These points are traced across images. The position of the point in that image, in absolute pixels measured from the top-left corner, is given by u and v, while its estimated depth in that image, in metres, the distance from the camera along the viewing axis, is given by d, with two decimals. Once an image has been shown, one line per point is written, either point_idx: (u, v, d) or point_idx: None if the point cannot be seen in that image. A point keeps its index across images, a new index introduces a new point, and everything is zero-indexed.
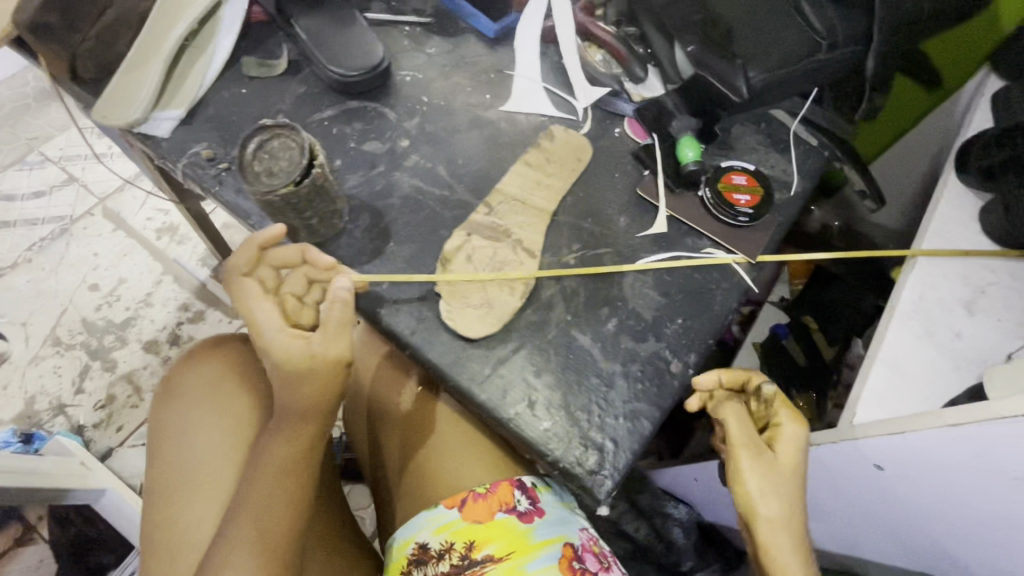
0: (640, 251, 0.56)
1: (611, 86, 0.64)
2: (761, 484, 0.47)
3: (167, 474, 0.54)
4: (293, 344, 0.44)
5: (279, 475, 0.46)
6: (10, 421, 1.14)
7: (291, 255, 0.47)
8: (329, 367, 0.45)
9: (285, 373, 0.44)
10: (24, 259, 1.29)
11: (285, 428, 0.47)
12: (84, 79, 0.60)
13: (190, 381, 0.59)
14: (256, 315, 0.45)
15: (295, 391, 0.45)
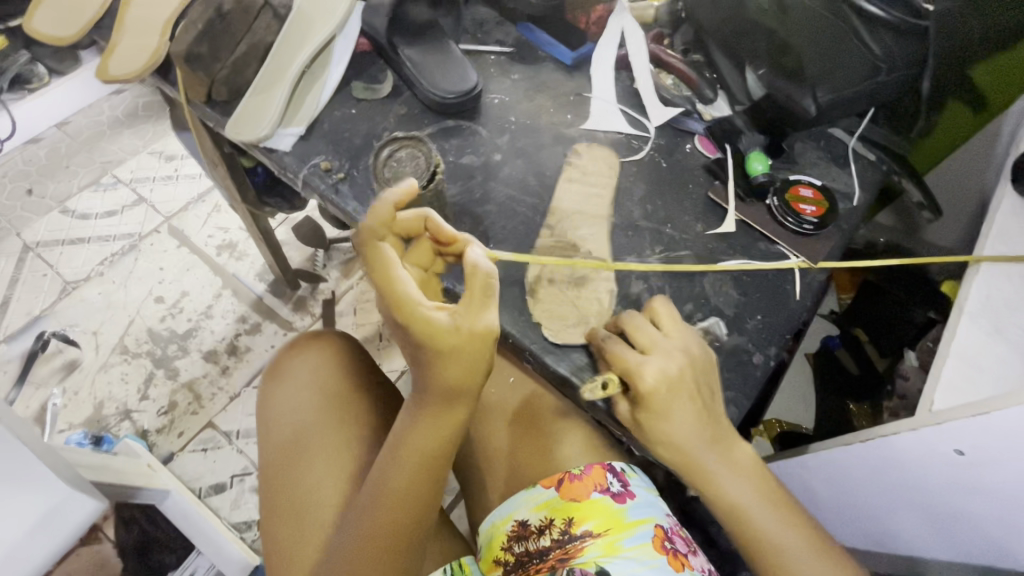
0: (717, 253, 0.61)
1: (683, 106, 0.70)
2: (671, 441, 0.48)
3: (286, 441, 0.62)
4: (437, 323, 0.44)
5: (412, 470, 0.47)
6: (79, 425, 1.19)
7: (413, 222, 0.49)
8: (472, 348, 0.44)
9: (428, 350, 0.44)
10: (96, 273, 1.37)
11: (422, 418, 0.47)
12: (213, 101, 0.68)
13: (295, 365, 0.68)
14: (393, 281, 0.44)
15: (438, 369, 0.45)
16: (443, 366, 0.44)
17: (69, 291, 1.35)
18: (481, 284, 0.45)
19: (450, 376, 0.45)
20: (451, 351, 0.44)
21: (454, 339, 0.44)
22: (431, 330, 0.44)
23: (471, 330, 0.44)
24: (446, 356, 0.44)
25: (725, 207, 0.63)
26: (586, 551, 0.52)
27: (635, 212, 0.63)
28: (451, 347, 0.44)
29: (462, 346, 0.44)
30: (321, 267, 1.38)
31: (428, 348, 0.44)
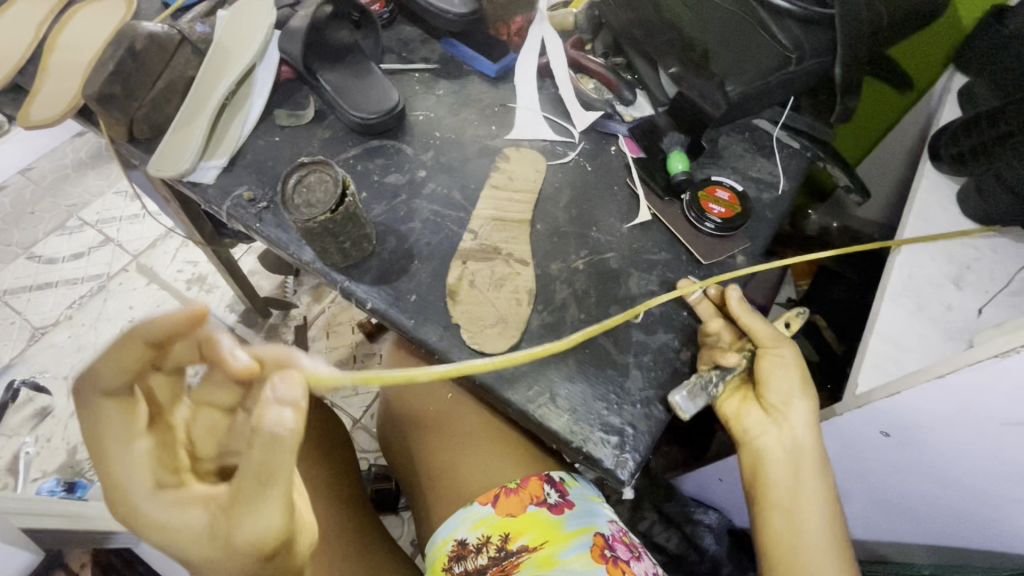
0: (643, 253, 0.61)
1: (603, 109, 0.70)
2: (790, 386, 0.51)
3: None
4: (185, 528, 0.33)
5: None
6: (52, 473, 1.17)
7: (185, 351, 0.39)
8: (238, 556, 0.33)
9: (195, 561, 0.34)
10: (66, 317, 1.35)
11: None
12: (136, 140, 0.68)
13: None
14: (122, 464, 0.34)
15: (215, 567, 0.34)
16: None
17: (39, 337, 1.33)
18: (257, 466, 0.32)
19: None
20: (218, 565, 0.34)
21: (216, 552, 0.33)
22: (181, 536, 0.33)
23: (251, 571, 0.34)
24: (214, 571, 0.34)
25: (639, 202, 0.64)
26: (522, 566, 0.51)
27: (561, 218, 0.63)
28: (214, 563, 0.34)
29: (227, 564, 0.34)
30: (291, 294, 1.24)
31: (190, 562, 0.34)
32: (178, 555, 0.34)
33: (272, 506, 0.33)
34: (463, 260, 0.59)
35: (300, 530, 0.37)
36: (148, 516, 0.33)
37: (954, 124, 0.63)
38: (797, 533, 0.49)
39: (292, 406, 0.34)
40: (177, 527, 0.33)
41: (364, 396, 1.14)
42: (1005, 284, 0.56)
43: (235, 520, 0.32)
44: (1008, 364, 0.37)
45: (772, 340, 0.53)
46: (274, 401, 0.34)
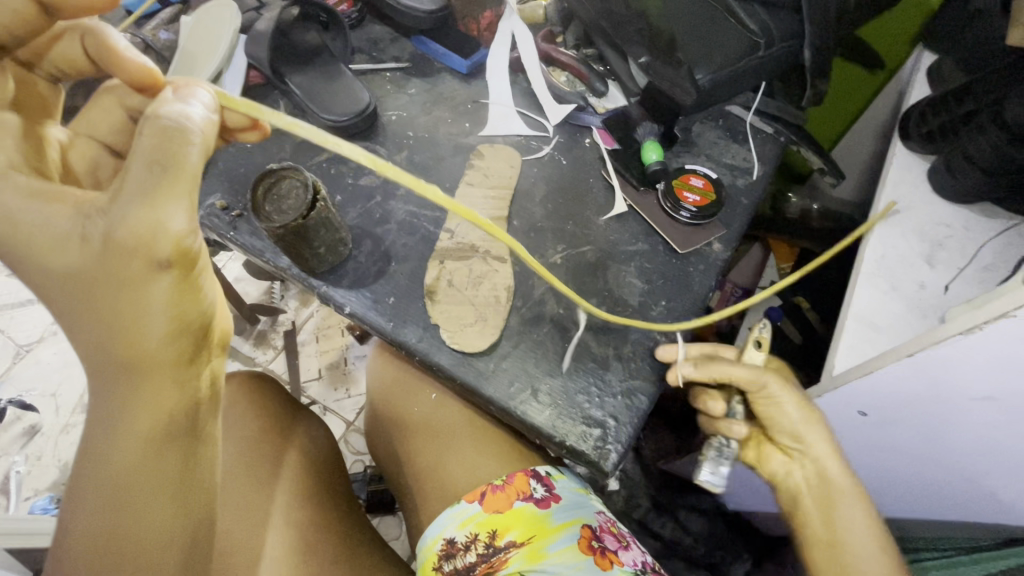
0: (621, 245, 0.61)
1: (576, 102, 0.70)
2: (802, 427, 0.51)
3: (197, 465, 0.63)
4: (60, 232, 0.35)
5: (111, 478, 0.37)
6: (45, 490, 1.16)
7: (77, 53, 0.45)
8: (127, 254, 0.35)
9: (92, 278, 0.35)
10: (50, 333, 1.33)
11: (107, 407, 0.37)
12: None
13: None
14: None
15: (123, 309, 0.36)
16: (103, 330, 0.36)
17: (23, 355, 1.30)
18: (151, 146, 0.35)
19: (126, 350, 0.36)
20: (109, 299, 0.36)
21: (105, 272, 0.35)
22: (62, 245, 0.35)
23: (145, 291, 0.36)
24: (109, 312, 0.36)
25: (615, 194, 0.64)
26: (510, 562, 0.52)
27: (537, 213, 0.63)
28: (100, 276, 0.35)
29: (114, 281, 0.35)
30: (279, 300, 1.21)
31: (82, 292, 0.36)
32: (67, 288, 0.36)
33: (171, 188, 0.35)
34: (440, 260, 0.59)
35: (204, 286, 0.39)
36: (21, 247, 0.35)
37: (923, 102, 0.64)
38: (838, 555, 0.49)
39: (198, 106, 0.38)
40: (61, 243, 0.35)
41: (356, 399, 1.14)
42: (976, 260, 0.56)
43: (118, 207, 0.35)
44: (972, 341, 0.37)
45: (756, 385, 0.52)
46: (176, 99, 0.38)
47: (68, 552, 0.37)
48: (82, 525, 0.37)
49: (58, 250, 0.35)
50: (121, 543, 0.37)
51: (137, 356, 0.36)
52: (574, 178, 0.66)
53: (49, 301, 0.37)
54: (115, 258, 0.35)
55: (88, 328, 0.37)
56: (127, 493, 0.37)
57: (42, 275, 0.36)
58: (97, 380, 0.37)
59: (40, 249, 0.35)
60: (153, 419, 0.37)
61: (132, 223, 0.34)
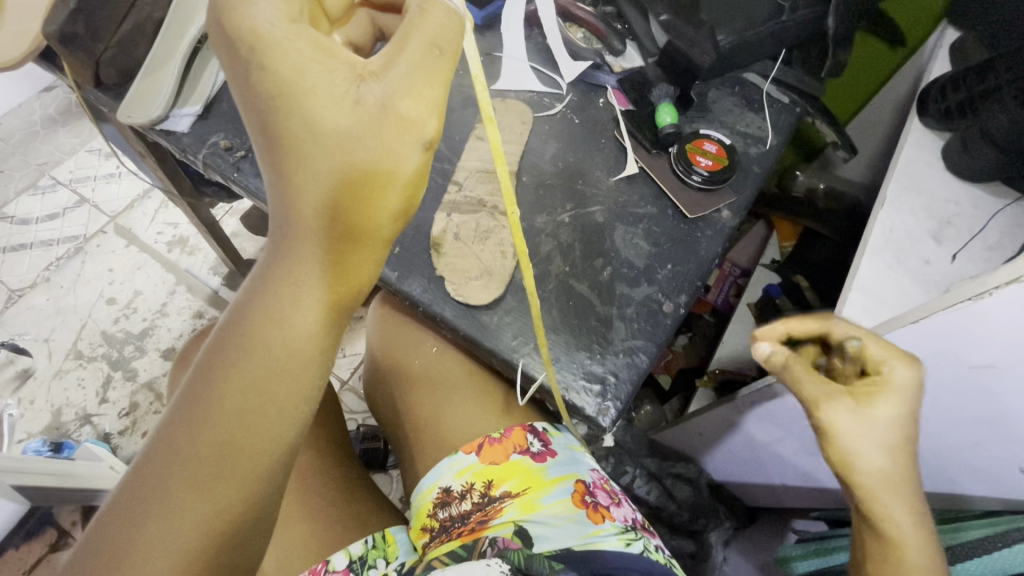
0: (630, 206, 0.61)
1: (592, 60, 0.68)
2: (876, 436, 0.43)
3: None
4: (324, 80, 0.35)
5: (277, 349, 0.38)
6: (38, 433, 1.16)
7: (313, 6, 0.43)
8: (390, 126, 0.35)
9: (345, 136, 0.35)
10: (43, 279, 1.31)
11: (310, 268, 0.38)
12: (105, 84, 0.65)
13: None
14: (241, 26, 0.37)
15: (362, 175, 0.36)
16: (345, 192, 0.36)
17: (16, 299, 1.29)
18: (429, 46, 0.35)
19: (352, 223, 0.37)
20: (358, 165, 0.36)
21: (367, 137, 0.35)
22: (331, 101, 0.35)
23: (393, 165, 0.36)
24: (351, 178, 0.36)
25: (627, 156, 0.64)
26: (504, 511, 0.53)
27: (547, 170, 0.62)
28: (360, 138, 0.35)
29: (374, 147, 0.35)
30: None
31: (332, 153, 0.35)
32: (316, 140, 0.35)
33: (430, 82, 0.36)
34: (447, 213, 0.58)
35: None
36: (278, 83, 0.34)
37: (943, 77, 0.63)
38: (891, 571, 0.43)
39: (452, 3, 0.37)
40: (330, 98, 0.35)
41: (352, 358, 1.15)
42: (983, 238, 0.56)
43: (394, 78, 0.35)
44: (981, 307, 0.37)
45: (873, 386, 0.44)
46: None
47: (203, 402, 0.37)
48: (235, 382, 0.37)
49: (317, 94, 0.35)
50: (256, 411, 0.37)
51: (361, 231, 0.37)
52: (585, 138, 0.65)
53: (282, 148, 0.36)
54: (377, 126, 0.35)
55: (321, 186, 0.36)
56: (289, 365, 0.38)
57: (292, 123, 0.35)
58: (308, 247, 0.38)
59: (300, 92, 0.34)
60: (338, 298, 0.39)
61: (406, 98, 0.35)
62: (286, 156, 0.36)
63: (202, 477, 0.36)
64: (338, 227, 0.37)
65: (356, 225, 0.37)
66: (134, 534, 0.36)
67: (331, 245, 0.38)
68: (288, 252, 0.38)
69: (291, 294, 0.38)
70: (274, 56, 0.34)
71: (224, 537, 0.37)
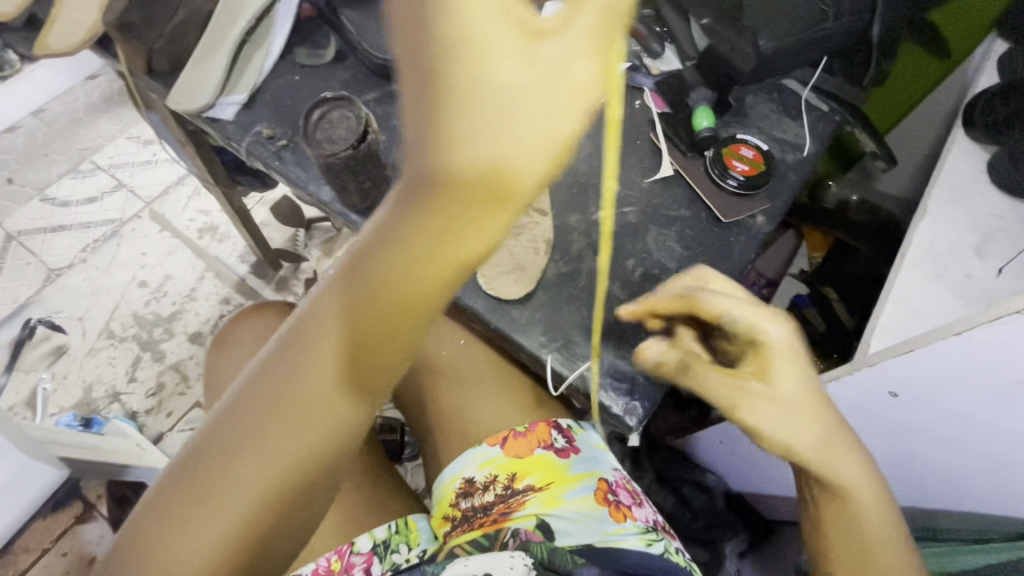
0: (662, 208, 0.61)
1: (630, 61, 0.68)
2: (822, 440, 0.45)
3: None
4: (491, 15, 0.26)
5: (353, 351, 0.36)
6: (70, 409, 1.21)
7: None
8: (558, 89, 0.27)
9: (503, 90, 0.27)
10: (80, 260, 1.36)
11: (426, 237, 0.31)
12: (156, 72, 0.67)
13: (241, 334, 0.72)
14: None
15: (513, 138, 0.28)
16: (488, 152, 0.28)
17: (54, 278, 1.34)
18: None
19: (464, 215, 0.29)
20: (510, 125, 0.27)
21: (531, 97, 0.27)
22: (499, 46, 0.26)
23: (547, 134, 0.28)
24: (498, 143, 0.28)
25: (662, 158, 0.64)
26: (527, 504, 0.53)
27: (582, 169, 0.63)
28: (521, 95, 0.27)
29: (532, 108, 0.27)
30: (302, 248, 1.37)
31: (487, 107, 0.27)
32: (461, 94, 0.27)
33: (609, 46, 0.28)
34: None
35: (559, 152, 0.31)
36: (430, 19, 0.26)
37: (990, 88, 0.61)
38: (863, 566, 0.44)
39: None
40: (493, 39, 0.26)
41: None
42: None
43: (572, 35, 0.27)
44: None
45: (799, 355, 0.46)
46: None
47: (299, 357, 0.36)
48: (331, 345, 0.36)
49: (478, 35, 0.26)
50: (343, 378, 0.36)
51: (494, 200, 0.29)
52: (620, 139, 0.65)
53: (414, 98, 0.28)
54: (548, 91, 0.27)
55: (462, 139, 0.27)
56: (382, 341, 0.35)
57: (453, 60, 0.26)
58: (407, 228, 0.31)
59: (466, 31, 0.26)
60: (426, 305, 0.33)
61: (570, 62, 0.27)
62: (410, 113, 0.28)
63: (248, 466, 0.36)
64: (454, 208, 0.29)
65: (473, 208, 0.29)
66: (184, 508, 0.36)
67: (457, 211, 0.29)
68: (409, 211, 0.31)
69: (402, 263, 0.32)
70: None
71: (268, 528, 0.38)
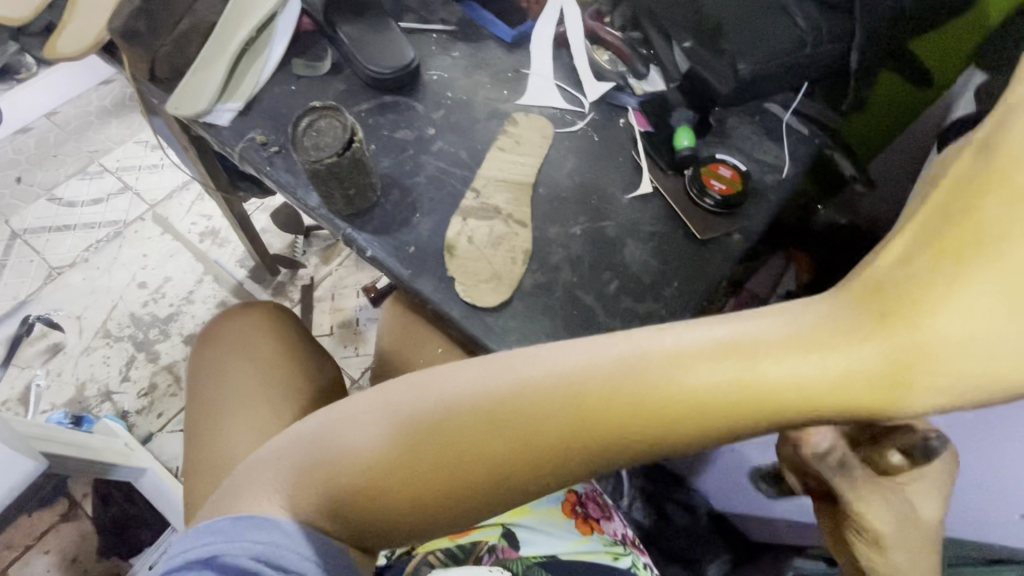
0: (641, 224, 0.62)
1: (615, 81, 0.71)
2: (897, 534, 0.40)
3: (207, 399, 0.68)
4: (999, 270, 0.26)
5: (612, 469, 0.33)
6: (61, 406, 1.22)
7: None
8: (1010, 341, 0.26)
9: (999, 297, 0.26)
10: (81, 259, 1.38)
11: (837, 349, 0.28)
12: (158, 78, 0.69)
13: (224, 330, 0.73)
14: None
15: (953, 338, 0.26)
16: (938, 338, 0.26)
17: (55, 277, 1.36)
18: None
19: (888, 362, 0.27)
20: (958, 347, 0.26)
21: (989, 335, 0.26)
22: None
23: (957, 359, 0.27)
24: (943, 350, 0.26)
25: (642, 174, 0.65)
26: (493, 512, 0.54)
27: (564, 183, 0.64)
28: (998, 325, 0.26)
29: (979, 341, 0.26)
30: (301, 255, 1.39)
31: (972, 304, 0.26)
32: (967, 256, 0.26)
33: None
34: (463, 218, 0.61)
35: None
36: (976, 191, 0.27)
37: None
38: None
39: None
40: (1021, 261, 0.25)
41: (363, 357, 1.28)
42: None
43: None
44: None
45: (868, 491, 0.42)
46: None
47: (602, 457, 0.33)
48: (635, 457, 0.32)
49: (969, 256, 0.26)
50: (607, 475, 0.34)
51: (902, 375, 0.27)
52: (603, 155, 0.67)
53: (938, 222, 0.27)
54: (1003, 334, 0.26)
55: (935, 316, 0.26)
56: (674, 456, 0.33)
57: (977, 249, 0.26)
58: (822, 325, 0.28)
59: (981, 244, 0.26)
60: (730, 431, 0.30)
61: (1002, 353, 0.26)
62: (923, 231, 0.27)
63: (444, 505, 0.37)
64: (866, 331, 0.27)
65: (824, 347, 0.28)
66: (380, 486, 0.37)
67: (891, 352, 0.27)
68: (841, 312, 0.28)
69: (794, 366, 0.28)
70: (1011, 154, 0.27)
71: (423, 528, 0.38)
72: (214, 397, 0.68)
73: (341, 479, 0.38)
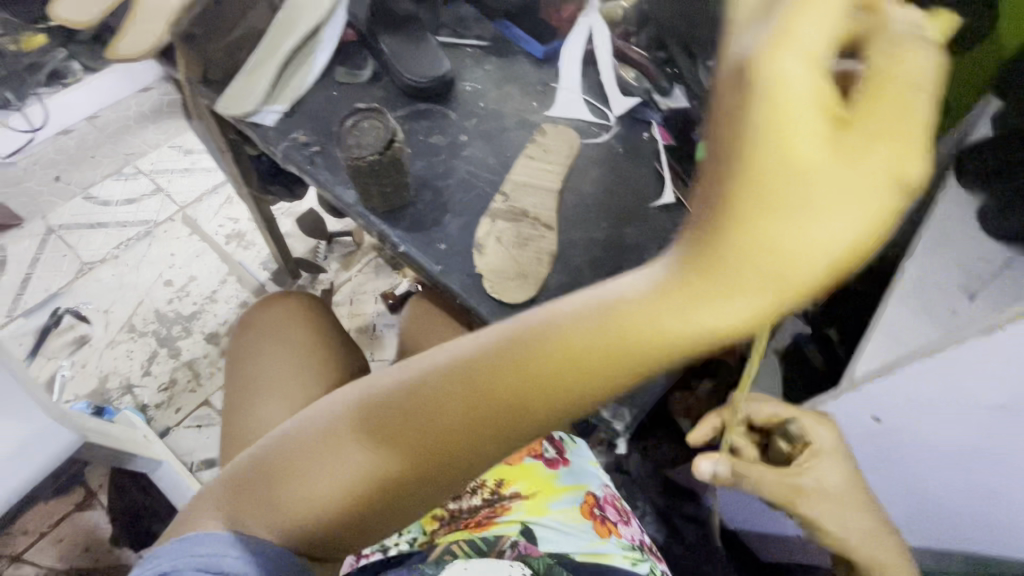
0: (663, 232, 0.64)
1: (640, 98, 0.73)
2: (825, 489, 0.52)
3: (242, 379, 0.71)
4: (809, 104, 0.21)
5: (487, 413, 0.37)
6: (84, 396, 1.25)
7: None
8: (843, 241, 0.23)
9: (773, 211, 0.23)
10: (112, 256, 1.43)
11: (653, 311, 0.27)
12: (210, 80, 0.74)
13: (261, 315, 0.76)
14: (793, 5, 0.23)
15: (764, 268, 0.24)
16: (770, 275, 0.24)
17: (85, 271, 1.41)
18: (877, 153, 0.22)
19: (706, 311, 0.26)
20: (796, 268, 0.23)
21: (815, 239, 0.23)
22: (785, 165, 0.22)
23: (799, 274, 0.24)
24: (771, 278, 0.24)
25: (665, 184, 0.68)
26: (512, 509, 0.56)
27: (588, 191, 0.67)
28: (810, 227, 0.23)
29: (808, 254, 0.23)
30: (322, 259, 1.43)
31: (773, 227, 0.23)
32: (778, 185, 0.22)
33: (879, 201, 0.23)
34: (492, 219, 0.63)
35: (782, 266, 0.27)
36: (737, 95, 0.22)
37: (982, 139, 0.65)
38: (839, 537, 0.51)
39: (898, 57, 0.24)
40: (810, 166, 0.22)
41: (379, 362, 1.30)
42: None
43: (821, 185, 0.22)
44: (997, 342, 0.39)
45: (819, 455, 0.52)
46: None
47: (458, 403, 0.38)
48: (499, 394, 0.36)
49: (864, 141, 0.22)
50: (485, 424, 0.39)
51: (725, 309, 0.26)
52: (627, 166, 0.69)
53: (721, 151, 0.23)
54: (829, 235, 0.23)
55: (748, 260, 0.24)
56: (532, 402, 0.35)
57: (766, 168, 0.22)
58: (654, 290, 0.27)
59: (767, 195, 0.22)
60: (571, 388, 0.32)
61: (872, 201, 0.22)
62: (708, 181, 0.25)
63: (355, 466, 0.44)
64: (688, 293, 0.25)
65: (663, 314, 0.27)
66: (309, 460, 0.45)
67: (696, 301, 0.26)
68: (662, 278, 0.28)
69: (620, 331, 0.29)
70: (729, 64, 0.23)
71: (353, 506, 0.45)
72: (249, 377, 0.71)
73: (280, 469, 0.46)
